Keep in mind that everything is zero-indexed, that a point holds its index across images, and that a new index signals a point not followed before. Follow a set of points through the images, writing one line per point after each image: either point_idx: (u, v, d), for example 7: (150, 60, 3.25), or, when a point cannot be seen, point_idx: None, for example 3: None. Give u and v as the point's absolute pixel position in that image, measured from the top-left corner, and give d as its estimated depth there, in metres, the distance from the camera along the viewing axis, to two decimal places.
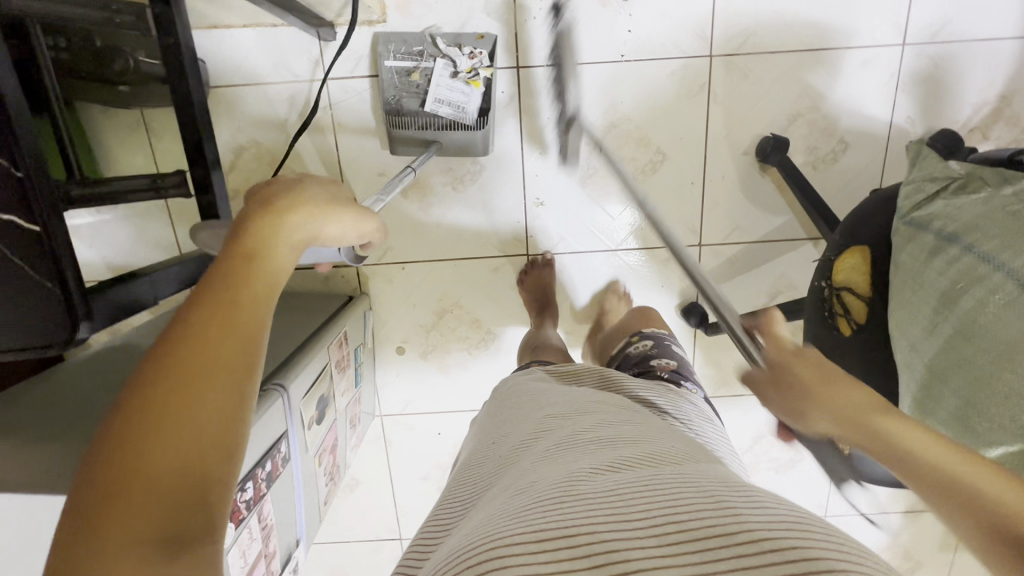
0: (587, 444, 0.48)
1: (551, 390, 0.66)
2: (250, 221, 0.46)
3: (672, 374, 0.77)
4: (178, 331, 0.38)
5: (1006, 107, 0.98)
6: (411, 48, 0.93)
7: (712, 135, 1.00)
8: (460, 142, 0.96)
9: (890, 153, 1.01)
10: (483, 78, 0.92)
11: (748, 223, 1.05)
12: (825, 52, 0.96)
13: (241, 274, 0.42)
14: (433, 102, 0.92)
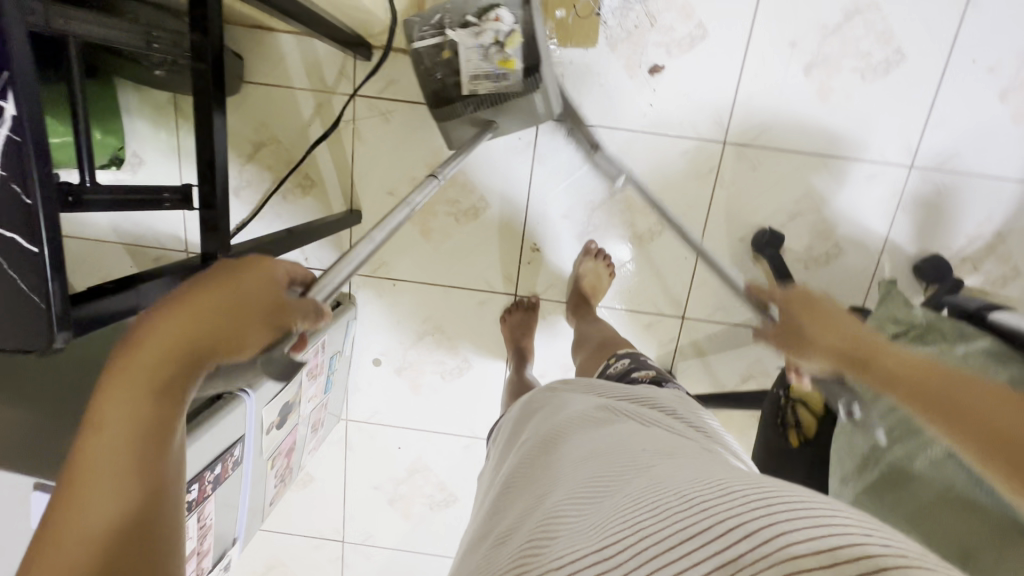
0: (589, 461, 0.44)
1: (539, 410, 0.59)
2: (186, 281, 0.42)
3: (655, 379, 0.68)
4: (99, 411, 0.37)
5: (999, 244, 1.01)
6: (433, 20, 0.83)
7: (712, 217, 1.03)
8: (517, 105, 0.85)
9: (880, 267, 1.03)
10: (515, 38, 0.80)
11: (733, 306, 1.08)
12: (834, 160, 0.99)
13: (158, 349, 0.39)
14: (470, 79, 0.84)
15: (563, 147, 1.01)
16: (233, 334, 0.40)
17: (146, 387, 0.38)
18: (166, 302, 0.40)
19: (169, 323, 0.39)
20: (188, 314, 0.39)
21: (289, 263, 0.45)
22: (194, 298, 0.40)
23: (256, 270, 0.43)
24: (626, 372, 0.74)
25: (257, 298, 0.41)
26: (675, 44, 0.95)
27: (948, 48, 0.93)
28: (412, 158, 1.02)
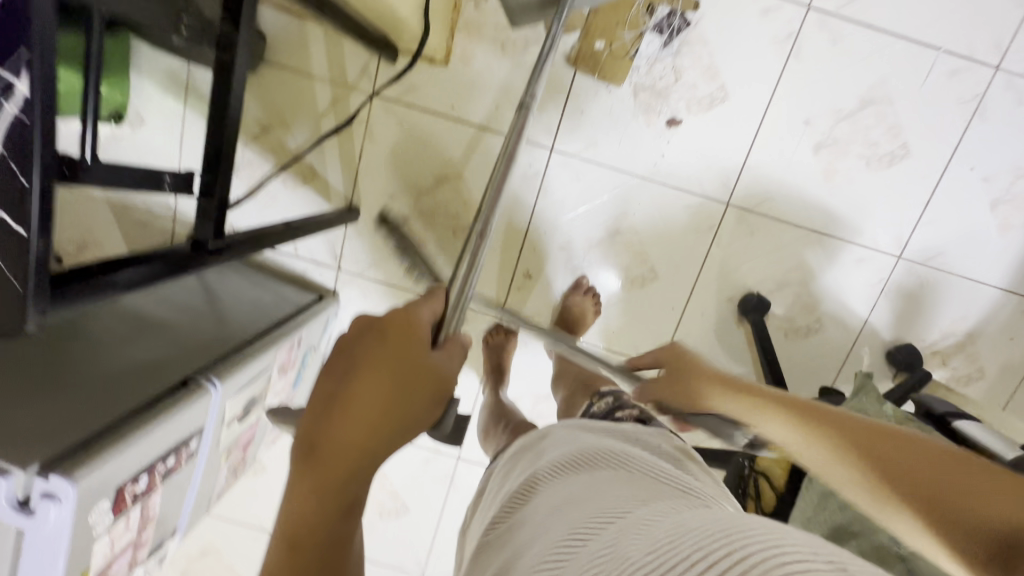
0: (582, 497, 0.37)
1: (529, 455, 0.48)
2: (386, 333, 0.42)
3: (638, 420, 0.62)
4: (321, 453, 0.37)
5: (969, 343, 1.04)
6: None
7: (705, 272, 1.05)
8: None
9: (855, 348, 1.06)
10: None
11: (710, 362, 1.09)
12: (828, 239, 1.02)
13: (379, 402, 0.39)
14: None
15: (571, 181, 1.02)
16: (415, 412, 0.41)
17: (367, 432, 0.38)
18: (362, 358, 0.40)
19: (353, 429, 0.38)
20: (358, 420, 0.38)
21: (424, 308, 0.47)
22: (358, 394, 0.38)
23: (401, 342, 0.42)
24: (611, 411, 0.68)
25: (419, 374, 0.41)
26: (695, 102, 0.97)
27: (950, 152, 0.97)
28: (419, 166, 1.02)
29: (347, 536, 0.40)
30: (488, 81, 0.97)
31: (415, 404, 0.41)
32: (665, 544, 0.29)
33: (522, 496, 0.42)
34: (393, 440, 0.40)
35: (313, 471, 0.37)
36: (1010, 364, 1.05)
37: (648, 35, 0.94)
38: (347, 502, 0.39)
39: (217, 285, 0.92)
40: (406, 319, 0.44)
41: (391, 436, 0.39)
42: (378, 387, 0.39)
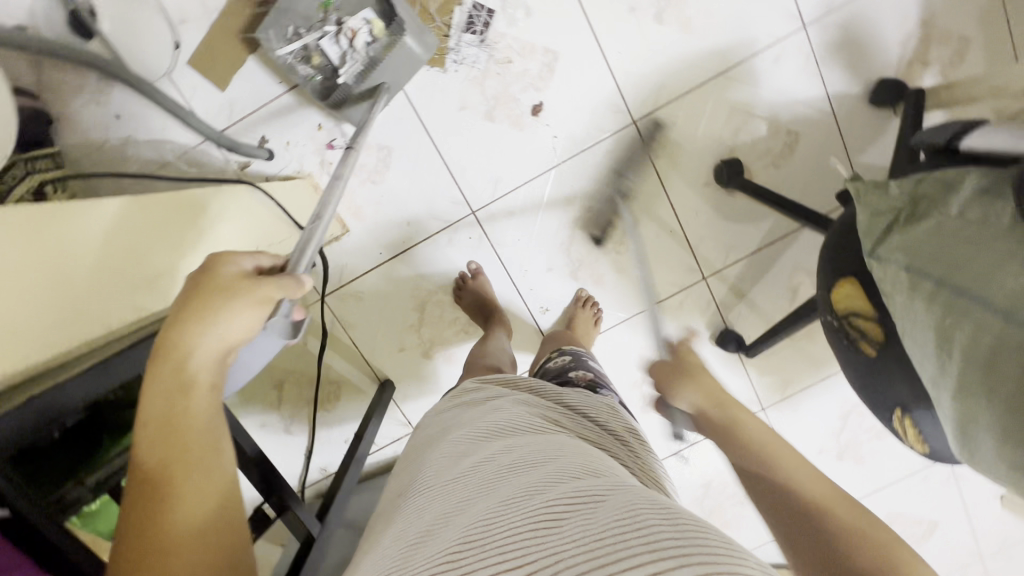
0: (537, 458, 0.45)
1: (458, 439, 0.56)
2: (216, 266, 0.58)
3: (591, 383, 0.74)
4: (176, 339, 0.53)
5: (931, 30, 0.99)
6: (297, 29, 0.86)
7: (669, 182, 1.05)
8: (398, 61, 0.88)
9: (841, 123, 1.03)
10: (373, 18, 0.85)
11: (740, 241, 1.08)
12: (734, 70, 1.00)
13: (207, 296, 0.55)
14: (350, 74, 0.88)
15: (508, 220, 1.05)
16: (239, 312, 0.55)
17: (204, 313, 0.54)
18: (197, 279, 0.56)
19: (197, 327, 0.54)
20: (194, 317, 0.54)
21: (257, 259, 0.61)
22: (199, 300, 0.55)
23: (217, 271, 0.57)
24: (564, 370, 0.79)
25: (242, 286, 0.56)
26: (538, 80, 0.98)
27: None
28: (401, 312, 1.10)
29: (215, 427, 0.53)
30: (387, 212, 1.03)
31: (229, 298, 0.55)
32: (620, 517, 0.33)
33: (478, 455, 0.49)
34: (227, 340, 0.56)
35: (168, 362, 0.53)
36: (979, 17, 0.98)
37: (465, 48, 0.96)
38: (206, 389, 0.54)
39: (357, 519, 1.07)
40: (233, 257, 0.59)
41: (223, 332, 0.55)
42: (212, 294, 0.55)
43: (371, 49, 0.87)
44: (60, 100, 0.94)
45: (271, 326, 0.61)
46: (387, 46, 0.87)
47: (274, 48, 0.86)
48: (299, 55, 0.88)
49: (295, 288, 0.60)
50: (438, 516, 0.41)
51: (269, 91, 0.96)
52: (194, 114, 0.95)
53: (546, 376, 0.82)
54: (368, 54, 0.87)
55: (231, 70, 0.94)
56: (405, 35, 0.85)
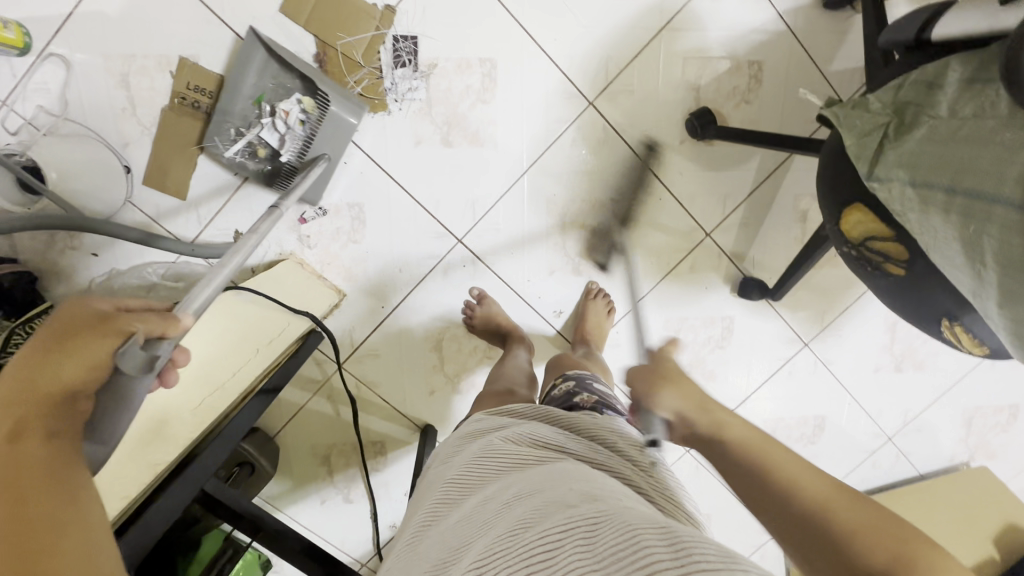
0: (529, 485, 0.46)
1: (462, 465, 0.58)
2: (76, 304, 0.50)
3: (596, 405, 0.74)
4: (24, 360, 0.48)
5: None
6: (237, 127, 0.89)
7: (644, 151, 1.01)
8: (334, 131, 0.89)
9: (802, 38, 0.98)
10: (301, 101, 0.87)
11: (732, 187, 1.04)
12: (676, 19, 0.95)
13: (61, 325, 0.48)
14: (294, 155, 0.90)
15: (496, 237, 1.03)
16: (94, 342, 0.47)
17: (52, 343, 0.47)
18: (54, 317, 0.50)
19: (51, 355, 0.47)
20: (40, 347, 0.48)
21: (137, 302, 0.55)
22: (53, 333, 0.48)
23: (78, 306, 0.50)
24: (568, 395, 0.79)
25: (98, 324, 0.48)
26: (484, 92, 0.95)
27: None
28: (420, 357, 1.09)
29: (64, 476, 0.45)
30: (376, 266, 1.02)
31: (82, 338, 0.47)
32: (615, 536, 0.36)
33: (479, 486, 0.51)
34: (68, 379, 0.46)
35: (8, 397, 0.46)
36: None
37: (402, 84, 0.93)
38: (50, 425, 0.46)
39: None
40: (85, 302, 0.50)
41: (63, 366, 0.46)
42: (66, 327, 0.48)
43: (305, 128, 0.88)
44: (39, 256, 0.96)
45: (125, 363, 0.46)
46: (319, 119, 0.88)
47: (222, 153, 0.90)
48: (246, 151, 0.91)
49: (164, 324, 0.48)
50: (440, 561, 0.44)
51: (228, 187, 0.96)
52: (164, 232, 0.96)
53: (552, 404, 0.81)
54: (304, 132, 0.89)
55: (186, 178, 0.94)
56: (333, 105, 0.86)
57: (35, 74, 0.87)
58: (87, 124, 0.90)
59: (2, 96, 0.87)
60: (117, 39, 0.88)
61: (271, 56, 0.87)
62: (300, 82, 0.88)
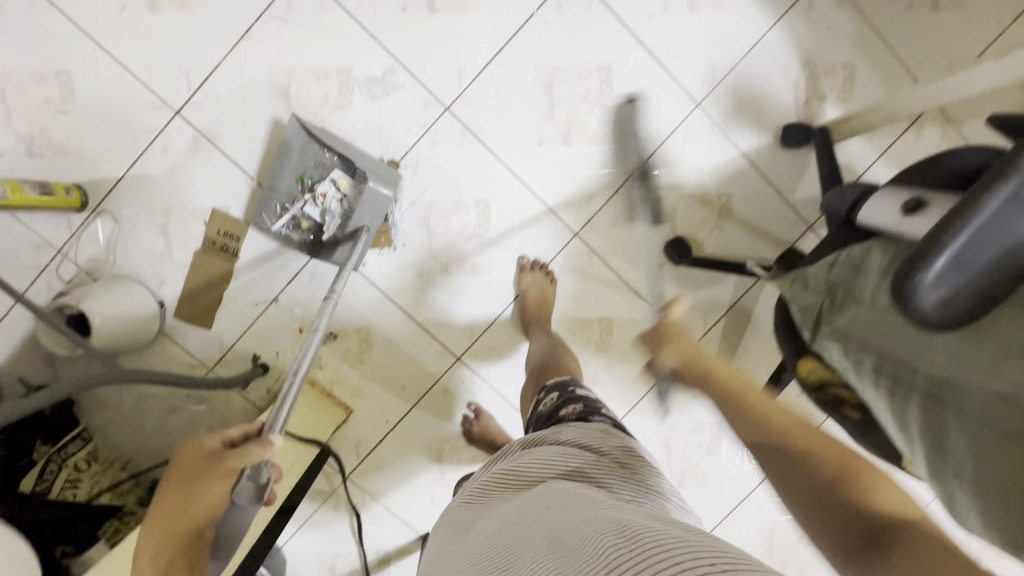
0: (540, 505, 0.51)
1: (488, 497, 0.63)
2: (193, 449, 0.70)
3: (582, 414, 0.74)
4: (163, 501, 0.66)
5: (815, 69, 1.06)
6: (283, 202, 0.99)
7: (627, 273, 1.10)
8: (368, 205, 0.97)
9: (765, 172, 1.08)
10: (341, 179, 0.98)
11: (711, 302, 1.12)
12: (652, 160, 1.07)
13: (188, 466, 0.68)
14: (331, 226, 0.99)
15: (492, 353, 1.11)
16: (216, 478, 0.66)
17: (186, 482, 0.66)
18: (178, 463, 0.69)
19: (186, 493, 0.65)
20: (176, 490, 0.66)
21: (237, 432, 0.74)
22: (185, 475, 0.67)
23: (196, 450, 0.70)
24: (555, 411, 0.80)
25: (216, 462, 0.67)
26: (478, 228, 1.06)
27: (626, 32, 1.03)
28: (422, 467, 1.14)
29: None
30: (381, 382, 1.10)
31: (206, 477, 0.67)
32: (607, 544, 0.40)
33: (498, 509, 0.57)
34: (205, 512, 0.65)
35: (156, 537, 0.63)
36: (853, 42, 1.06)
37: (404, 223, 1.05)
38: (187, 550, 0.62)
39: None
40: (202, 445, 0.70)
41: (199, 501, 0.65)
42: (194, 470, 0.67)
43: (343, 203, 0.98)
44: (79, 382, 1.06)
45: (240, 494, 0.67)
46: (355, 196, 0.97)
47: (270, 226, 1.00)
48: (291, 225, 1.01)
49: (263, 450, 0.68)
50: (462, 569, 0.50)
51: (251, 316, 1.05)
52: (191, 358, 1.06)
53: (541, 421, 0.82)
54: (344, 207, 0.98)
55: (213, 310, 1.04)
56: (368, 181, 0.95)
57: (88, 227, 1.00)
58: (129, 267, 1.02)
59: (57, 245, 1.00)
60: (160, 196, 1.01)
61: (313, 139, 0.97)
62: (339, 162, 0.98)
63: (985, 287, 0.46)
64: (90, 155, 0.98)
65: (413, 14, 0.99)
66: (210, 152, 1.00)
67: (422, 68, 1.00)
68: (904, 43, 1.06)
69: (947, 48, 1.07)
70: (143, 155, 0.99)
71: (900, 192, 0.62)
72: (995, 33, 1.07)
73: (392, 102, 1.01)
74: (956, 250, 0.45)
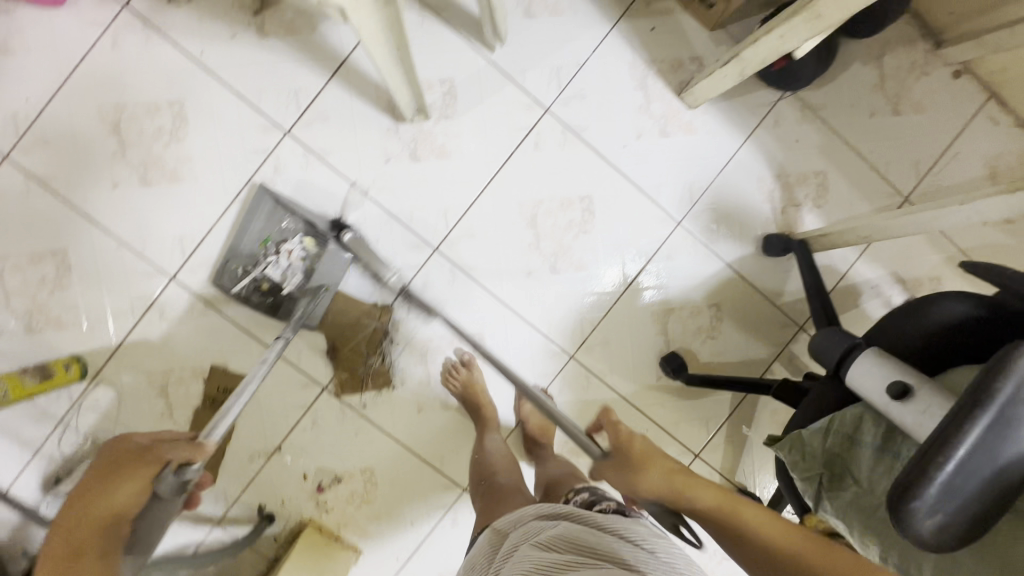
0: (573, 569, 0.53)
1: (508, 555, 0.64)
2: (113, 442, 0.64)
3: (617, 509, 0.71)
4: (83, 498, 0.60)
5: (788, 179, 1.10)
6: (245, 265, 1.00)
7: (625, 388, 1.11)
8: (331, 265, 1.01)
9: (751, 279, 1.11)
10: (304, 236, 1.01)
11: (710, 408, 1.13)
12: (639, 278, 1.09)
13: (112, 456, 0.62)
14: (292, 279, 1.01)
15: None
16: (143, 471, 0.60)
17: (107, 471, 0.61)
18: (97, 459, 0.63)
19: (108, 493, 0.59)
20: (93, 485, 0.60)
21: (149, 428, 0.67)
22: (103, 465, 0.62)
23: (124, 443, 0.63)
24: (582, 511, 0.75)
25: (144, 454, 0.62)
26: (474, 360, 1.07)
27: (602, 161, 1.06)
28: None
29: None
30: (388, 521, 1.09)
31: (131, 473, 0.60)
32: None
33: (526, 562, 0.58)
34: (119, 507, 0.59)
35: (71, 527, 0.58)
36: (821, 151, 1.10)
37: (401, 363, 1.06)
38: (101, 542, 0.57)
39: None
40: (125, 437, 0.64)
41: (115, 498, 0.59)
42: (119, 457, 0.62)
43: (307, 258, 1.01)
44: None
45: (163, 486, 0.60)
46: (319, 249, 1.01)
47: (229, 290, 1.00)
48: (250, 287, 1.01)
49: (194, 450, 0.63)
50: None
51: (253, 466, 1.05)
52: (195, 515, 1.04)
53: None
54: (306, 265, 1.01)
55: (217, 465, 1.04)
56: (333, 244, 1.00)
57: (87, 395, 1.00)
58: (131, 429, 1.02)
59: (58, 416, 1.00)
60: (158, 357, 1.02)
61: (275, 205, 1.00)
62: (300, 224, 1.01)
63: (981, 511, 0.47)
64: (87, 325, 1.00)
65: (396, 163, 1.03)
66: (206, 310, 1.02)
67: (409, 214, 1.04)
68: (869, 148, 1.11)
69: (911, 149, 1.12)
70: (140, 321, 1.01)
71: (899, 368, 0.61)
72: (955, 131, 1.12)
73: (382, 248, 1.04)
74: (948, 479, 0.46)
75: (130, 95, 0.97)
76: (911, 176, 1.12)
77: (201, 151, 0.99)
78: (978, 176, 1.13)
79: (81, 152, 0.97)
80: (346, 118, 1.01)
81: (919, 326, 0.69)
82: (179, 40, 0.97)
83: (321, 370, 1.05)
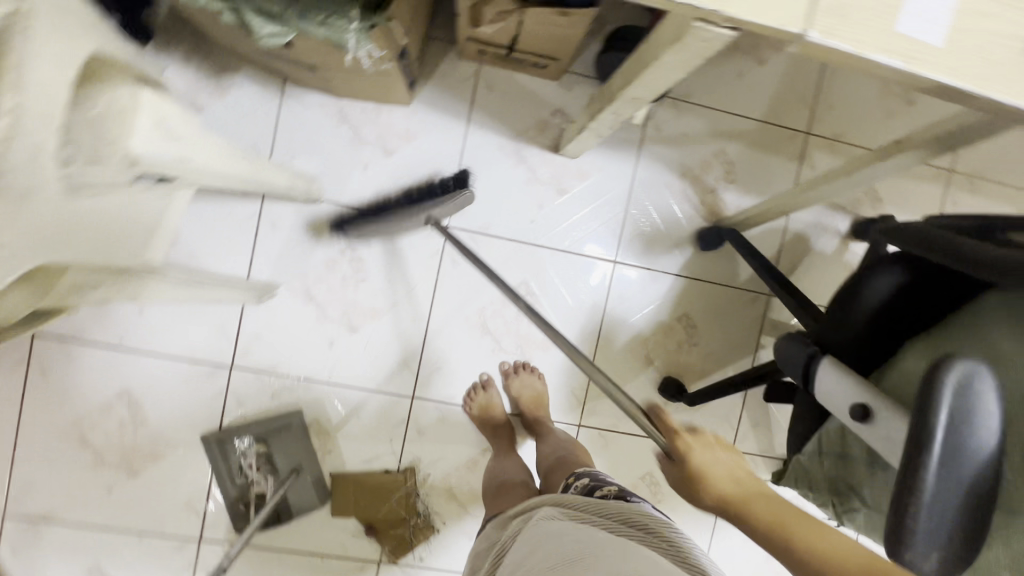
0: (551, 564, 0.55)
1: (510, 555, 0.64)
2: None
3: (618, 493, 0.68)
4: None
5: (693, 172, 1.11)
6: (234, 501, 1.03)
7: (642, 425, 1.14)
8: (288, 449, 1.03)
9: (704, 276, 1.12)
10: (251, 443, 1.02)
11: (724, 405, 1.16)
12: (604, 327, 1.11)
13: None
14: (270, 480, 1.02)
15: None
16: None
17: None
18: None
19: None
20: None
21: None
22: None
23: None
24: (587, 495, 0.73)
25: None
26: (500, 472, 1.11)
27: (519, 244, 1.08)
28: None
29: None
30: None
31: None
32: None
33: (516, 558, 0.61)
34: None
35: None
36: (711, 132, 1.10)
37: (436, 507, 1.10)
38: None
39: None
40: None
41: None
42: None
43: (264, 458, 1.02)
44: None
45: None
46: (264, 442, 1.02)
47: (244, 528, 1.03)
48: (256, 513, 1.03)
49: None
50: None
51: None
52: None
53: None
54: (271, 463, 1.03)
55: None
56: (275, 428, 1.03)
57: None
58: None
59: None
60: None
61: (217, 441, 1.02)
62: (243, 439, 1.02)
63: (971, 529, 0.50)
64: None
65: (340, 341, 1.05)
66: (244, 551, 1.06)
67: (375, 381, 1.07)
68: (753, 106, 1.11)
69: (792, 87, 1.11)
70: None
71: (855, 384, 0.63)
72: None
73: (366, 419, 1.07)
74: (926, 525, 0.49)
75: (80, 407, 1.01)
76: (804, 112, 1.12)
77: (166, 421, 1.02)
78: (865, 80, 1.12)
79: (64, 476, 1.01)
80: (276, 327, 1.03)
81: (861, 315, 0.69)
82: (96, 337, 1.00)
83: (368, 548, 1.08)
